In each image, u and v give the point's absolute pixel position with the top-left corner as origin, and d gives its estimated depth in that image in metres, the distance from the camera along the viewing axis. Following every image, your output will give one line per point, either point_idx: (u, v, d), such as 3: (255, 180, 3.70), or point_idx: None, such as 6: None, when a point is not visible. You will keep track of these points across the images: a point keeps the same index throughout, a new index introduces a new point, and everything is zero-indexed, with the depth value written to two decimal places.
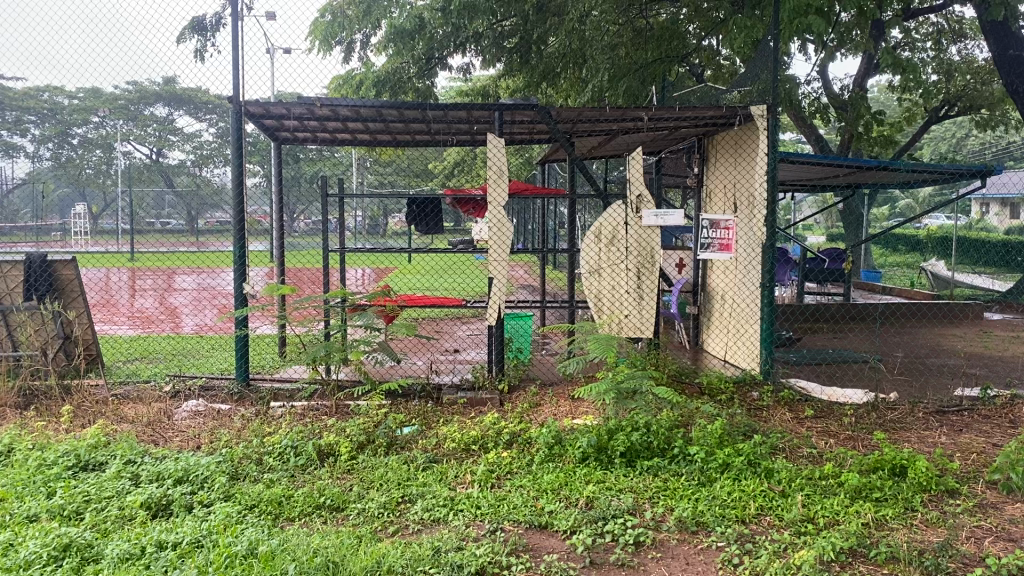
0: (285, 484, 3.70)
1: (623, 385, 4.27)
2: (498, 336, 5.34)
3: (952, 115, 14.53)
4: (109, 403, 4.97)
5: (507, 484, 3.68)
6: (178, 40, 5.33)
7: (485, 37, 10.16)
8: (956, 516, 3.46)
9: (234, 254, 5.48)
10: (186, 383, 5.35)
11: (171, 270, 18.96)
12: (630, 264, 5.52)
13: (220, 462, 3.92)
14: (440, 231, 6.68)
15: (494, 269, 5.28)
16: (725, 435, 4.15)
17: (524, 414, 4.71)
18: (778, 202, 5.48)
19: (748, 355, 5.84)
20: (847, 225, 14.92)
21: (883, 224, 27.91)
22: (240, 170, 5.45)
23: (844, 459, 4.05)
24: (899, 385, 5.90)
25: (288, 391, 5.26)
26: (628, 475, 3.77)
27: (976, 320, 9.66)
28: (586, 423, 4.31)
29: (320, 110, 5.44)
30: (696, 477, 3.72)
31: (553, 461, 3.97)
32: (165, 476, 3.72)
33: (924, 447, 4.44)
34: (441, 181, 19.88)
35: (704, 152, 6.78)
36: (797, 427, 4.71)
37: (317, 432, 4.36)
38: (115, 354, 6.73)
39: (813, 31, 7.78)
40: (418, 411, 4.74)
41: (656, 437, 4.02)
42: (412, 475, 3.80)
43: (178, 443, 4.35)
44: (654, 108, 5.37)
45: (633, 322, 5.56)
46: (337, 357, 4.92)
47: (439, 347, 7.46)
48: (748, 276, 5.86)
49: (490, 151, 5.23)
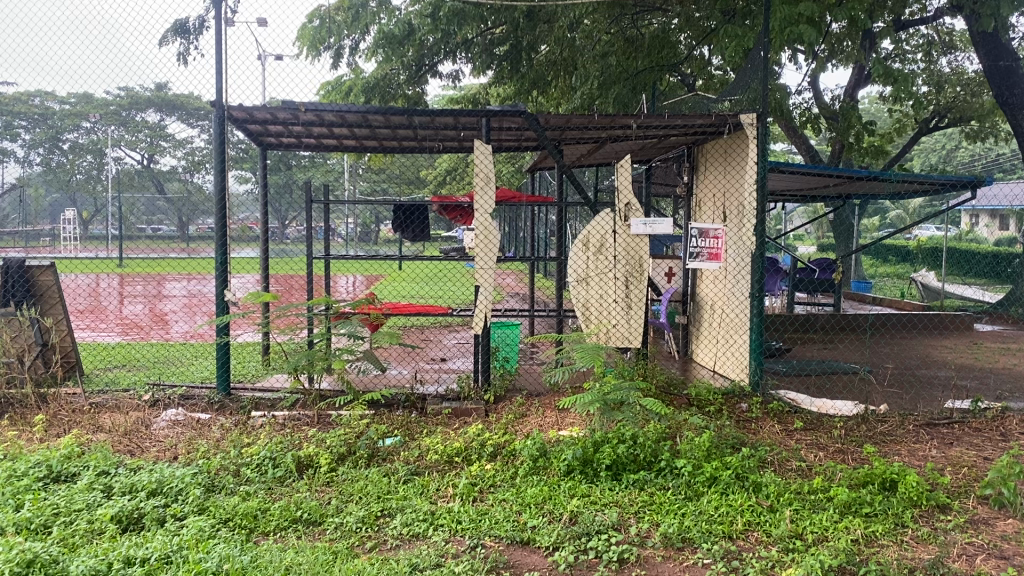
0: (261, 497, 3.60)
1: (609, 396, 4.15)
2: (484, 345, 5.26)
3: (942, 126, 14.56)
4: (86, 412, 4.87)
5: (489, 498, 3.59)
6: (161, 44, 5.25)
7: (475, 44, 10.09)
8: (948, 533, 3.39)
9: (215, 260, 5.38)
10: (166, 392, 5.24)
11: (161, 277, 18.84)
12: (618, 272, 5.44)
13: (196, 473, 3.82)
14: (428, 238, 6.59)
15: (481, 278, 5.19)
16: (713, 448, 4.07)
17: (509, 425, 4.63)
18: (767, 211, 5.41)
19: (736, 366, 5.77)
20: (837, 235, 14.92)
21: (874, 235, 28.00)
22: (223, 176, 5.37)
23: (834, 473, 3.99)
24: (890, 396, 5.83)
25: (269, 401, 5.17)
26: (614, 489, 3.68)
27: (967, 331, 9.63)
28: (572, 435, 4.23)
29: (305, 116, 5.36)
30: (683, 491, 3.64)
31: (538, 473, 3.88)
32: (139, 488, 3.62)
33: (915, 460, 4.38)
34: (432, 189, 19.88)
35: (694, 161, 6.71)
36: (786, 439, 4.64)
37: (297, 443, 4.27)
38: (95, 362, 6.62)
39: (805, 41, 7.74)
40: (401, 422, 4.64)
41: (643, 450, 3.95)
42: (393, 488, 3.71)
43: (154, 454, 4.25)
44: (644, 116, 5.30)
45: (621, 331, 5.49)
46: (320, 366, 4.82)
47: (425, 355, 7.39)
48: (737, 286, 5.79)
49: (478, 158, 5.15)
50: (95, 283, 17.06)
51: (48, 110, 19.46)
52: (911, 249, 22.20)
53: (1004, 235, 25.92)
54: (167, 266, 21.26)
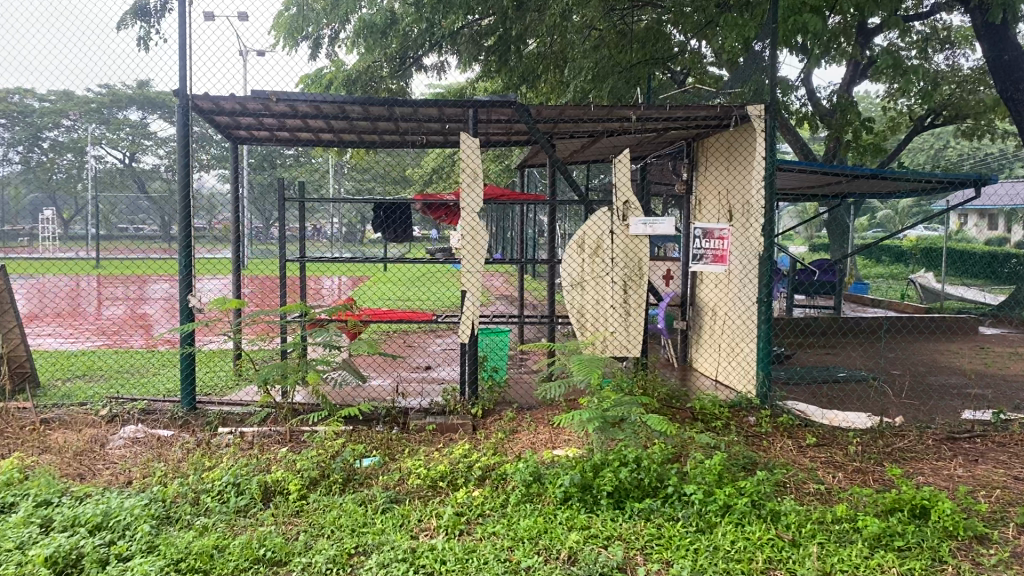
0: (221, 531, 3.20)
1: (608, 412, 3.77)
2: (471, 355, 4.87)
3: (938, 124, 14.29)
4: (36, 429, 4.43)
5: (477, 532, 3.20)
6: (119, 27, 4.84)
7: (462, 35, 9.69)
8: (993, 570, 3.02)
9: (180, 263, 4.95)
10: (125, 406, 4.82)
11: (143, 278, 18.30)
12: (616, 276, 5.06)
13: (148, 504, 3.40)
14: (410, 239, 6.19)
15: (466, 281, 4.80)
16: (725, 470, 3.69)
17: (498, 444, 4.24)
18: (776, 210, 5.02)
19: (743, 377, 5.39)
20: (832, 235, 14.63)
21: (865, 236, 27.82)
22: (188, 172, 4.93)
23: (857, 499, 3.61)
24: (904, 407, 5.46)
25: (238, 416, 4.77)
26: (617, 520, 3.29)
27: (970, 334, 9.32)
28: (568, 457, 3.84)
29: (278, 106, 4.93)
30: (693, 521, 3.26)
31: (531, 501, 3.48)
32: (81, 523, 3.19)
33: (941, 482, 4.02)
34: (419, 188, 19.51)
35: (693, 156, 6.33)
36: (800, 458, 4.28)
37: (264, 465, 3.86)
38: (54, 371, 6.16)
39: (807, 30, 7.35)
40: (381, 440, 4.24)
41: (647, 474, 3.54)
42: (369, 521, 3.30)
43: (106, 479, 3.83)
44: (644, 106, 4.90)
45: (619, 340, 5.11)
46: (292, 379, 4.38)
47: (408, 364, 6.98)
48: (742, 290, 5.43)
49: (463, 152, 4.76)
50: (71, 285, 16.52)
51: (25, 108, 18.93)
52: (905, 250, 21.99)
53: (995, 235, 25.84)
54: (148, 267, 20.73)
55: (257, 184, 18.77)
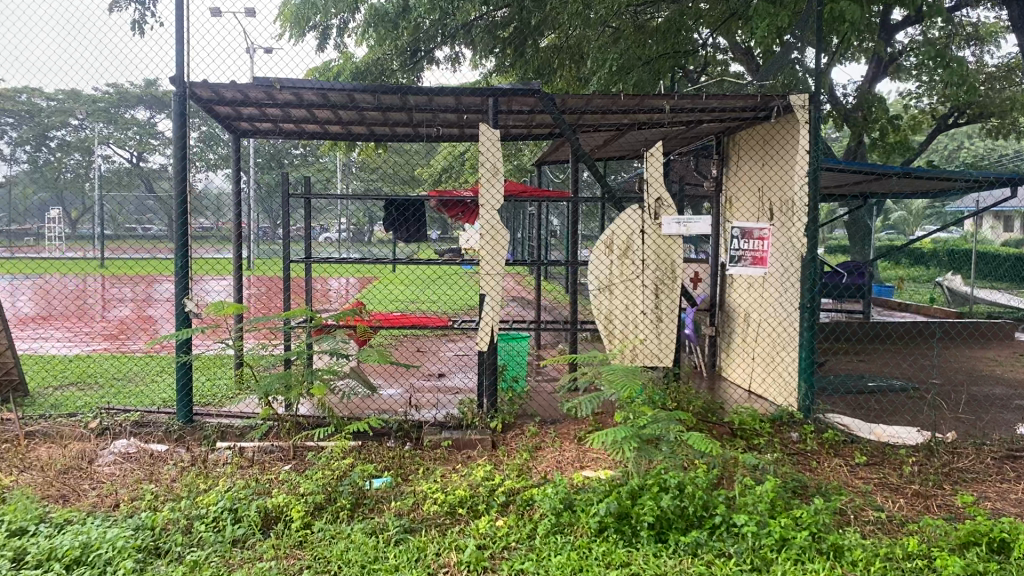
0: (214, 567, 2.83)
1: (645, 430, 3.40)
2: (490, 364, 4.50)
3: (962, 122, 13.88)
4: (19, 445, 4.07)
5: (504, 569, 2.84)
6: (112, 9, 4.50)
7: (477, 27, 9.32)
8: None
9: (176, 265, 4.60)
10: (116, 418, 4.45)
11: (151, 280, 17.97)
12: (647, 279, 4.69)
13: (136, 534, 3.04)
14: (424, 239, 5.83)
15: (486, 284, 4.44)
16: (777, 497, 3.30)
17: (523, 463, 3.87)
18: (820, 209, 4.64)
19: (782, 390, 5.01)
20: (852, 238, 14.21)
21: (881, 237, 27.42)
22: (183, 166, 4.55)
23: (926, 531, 3.22)
24: (955, 421, 5.07)
25: (238, 429, 4.40)
26: (660, 556, 2.92)
27: (1007, 340, 8.92)
28: (601, 480, 3.47)
29: (280, 95, 4.54)
30: (747, 558, 2.88)
31: (561, 532, 3.11)
32: (57, 557, 2.84)
33: (1011, 508, 3.64)
34: (429, 187, 19.20)
35: (723, 152, 5.97)
36: (852, 479, 3.90)
37: (265, 488, 3.50)
38: (45, 378, 5.80)
39: (842, 19, 6.96)
40: (394, 458, 3.88)
41: (692, 501, 3.16)
42: (382, 555, 2.93)
43: (91, 501, 3.47)
44: (677, 96, 4.53)
45: (649, 348, 4.75)
46: (295, 393, 4.01)
47: (419, 371, 6.62)
48: (782, 294, 5.05)
49: (483, 145, 4.37)
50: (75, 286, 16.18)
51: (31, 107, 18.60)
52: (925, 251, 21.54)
53: (1014, 237, 25.45)
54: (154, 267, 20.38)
55: (265, 183, 18.45)
